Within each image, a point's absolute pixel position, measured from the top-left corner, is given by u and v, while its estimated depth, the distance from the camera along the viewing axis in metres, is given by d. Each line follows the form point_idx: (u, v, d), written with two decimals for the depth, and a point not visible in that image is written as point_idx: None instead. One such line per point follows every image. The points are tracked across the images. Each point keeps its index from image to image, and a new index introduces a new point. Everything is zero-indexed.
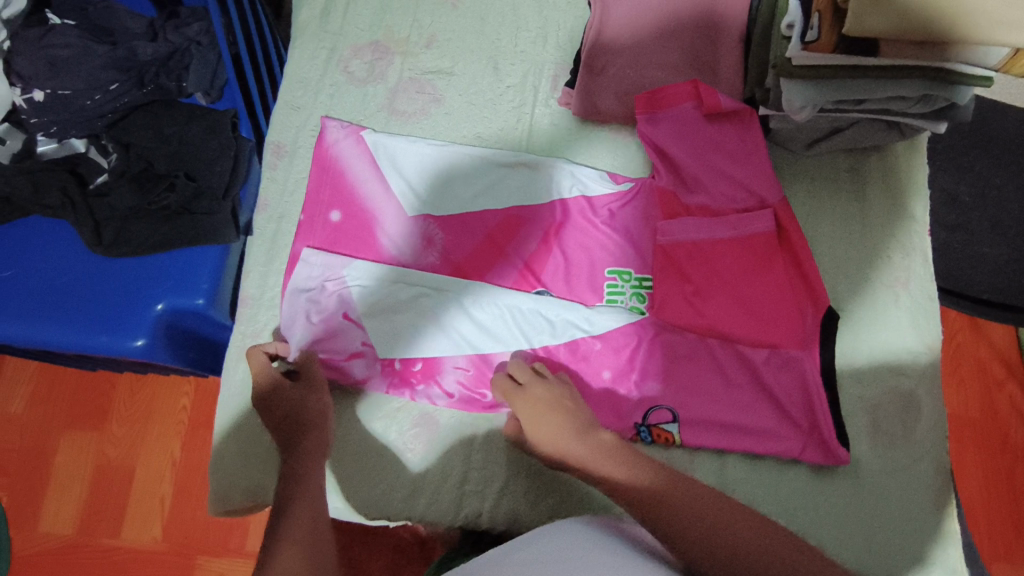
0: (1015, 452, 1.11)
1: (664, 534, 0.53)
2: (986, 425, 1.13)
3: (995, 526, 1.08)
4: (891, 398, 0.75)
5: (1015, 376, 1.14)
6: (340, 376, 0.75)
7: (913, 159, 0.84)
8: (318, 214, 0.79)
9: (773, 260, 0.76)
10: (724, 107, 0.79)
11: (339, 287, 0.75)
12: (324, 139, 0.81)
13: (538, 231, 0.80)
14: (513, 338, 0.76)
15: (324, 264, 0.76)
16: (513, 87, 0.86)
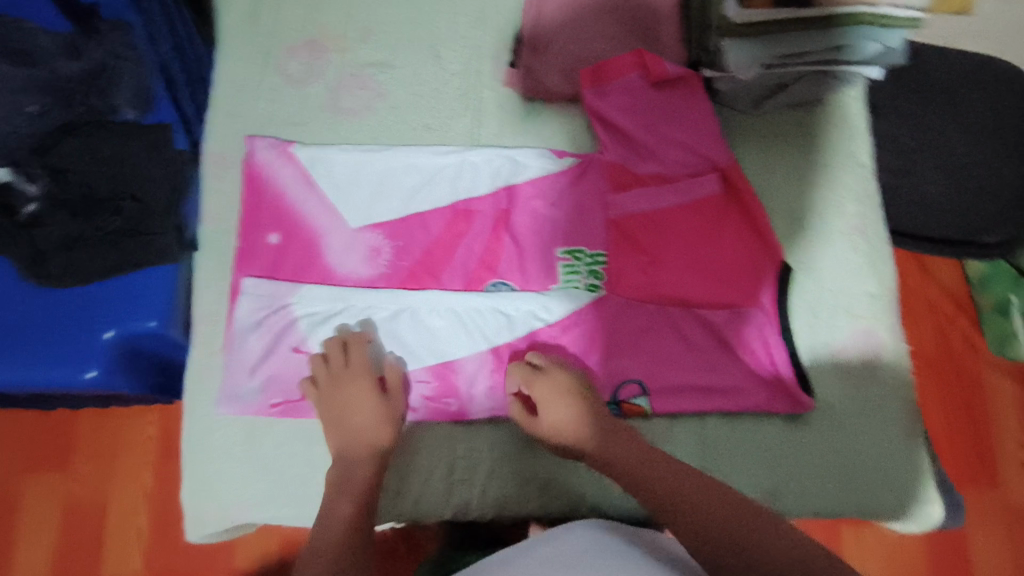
0: (972, 381, 1.19)
1: (678, 531, 0.55)
2: (942, 361, 1.19)
3: (963, 454, 1.16)
4: (858, 342, 0.78)
5: (964, 310, 1.21)
6: (301, 413, 0.74)
7: (853, 107, 0.86)
8: (258, 238, 0.78)
9: (724, 227, 0.79)
10: (669, 73, 0.80)
11: (286, 314, 0.76)
12: (252, 160, 0.79)
13: (488, 221, 0.80)
14: (471, 342, 0.76)
15: (268, 293, 0.76)
16: (457, 74, 0.84)
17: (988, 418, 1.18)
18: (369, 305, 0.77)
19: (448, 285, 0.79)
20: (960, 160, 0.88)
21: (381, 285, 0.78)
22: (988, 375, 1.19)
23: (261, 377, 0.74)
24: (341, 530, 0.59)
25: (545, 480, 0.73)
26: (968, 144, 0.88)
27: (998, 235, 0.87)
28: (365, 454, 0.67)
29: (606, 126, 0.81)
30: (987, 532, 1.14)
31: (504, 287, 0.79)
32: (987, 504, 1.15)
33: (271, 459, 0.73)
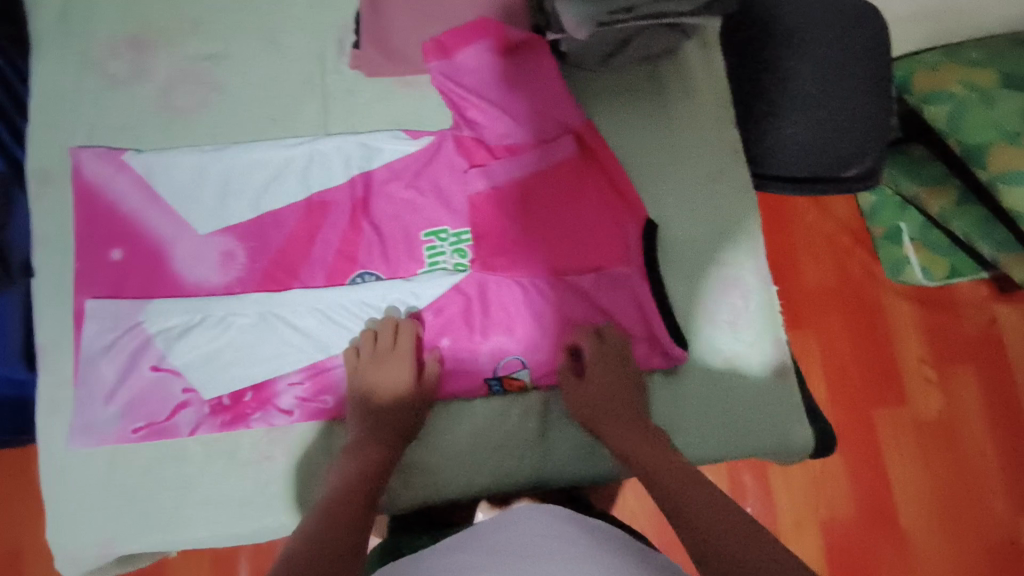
0: (874, 307, 1.26)
1: (666, 504, 0.59)
2: (847, 291, 1.26)
3: (869, 375, 1.23)
4: (723, 285, 0.80)
5: (860, 240, 1.28)
6: (168, 432, 0.71)
7: (696, 58, 0.86)
8: (98, 257, 0.73)
9: (589, 189, 0.78)
10: (511, 43, 0.78)
11: (138, 333, 0.72)
12: (80, 174, 0.74)
13: (345, 211, 0.77)
14: (342, 335, 0.76)
15: (115, 314, 0.72)
16: (298, 60, 0.79)
17: (891, 339, 1.25)
18: (229, 312, 0.73)
19: (311, 283, 0.76)
20: (812, 96, 0.84)
21: (239, 290, 0.75)
22: (888, 299, 1.26)
23: (120, 402, 0.71)
24: (355, 500, 0.60)
25: (503, 457, 0.75)
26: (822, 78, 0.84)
27: (858, 170, 0.85)
28: (375, 444, 0.67)
29: (455, 102, 0.78)
30: (898, 447, 1.21)
31: (370, 277, 0.77)
32: (896, 419, 1.22)
33: (141, 483, 0.70)
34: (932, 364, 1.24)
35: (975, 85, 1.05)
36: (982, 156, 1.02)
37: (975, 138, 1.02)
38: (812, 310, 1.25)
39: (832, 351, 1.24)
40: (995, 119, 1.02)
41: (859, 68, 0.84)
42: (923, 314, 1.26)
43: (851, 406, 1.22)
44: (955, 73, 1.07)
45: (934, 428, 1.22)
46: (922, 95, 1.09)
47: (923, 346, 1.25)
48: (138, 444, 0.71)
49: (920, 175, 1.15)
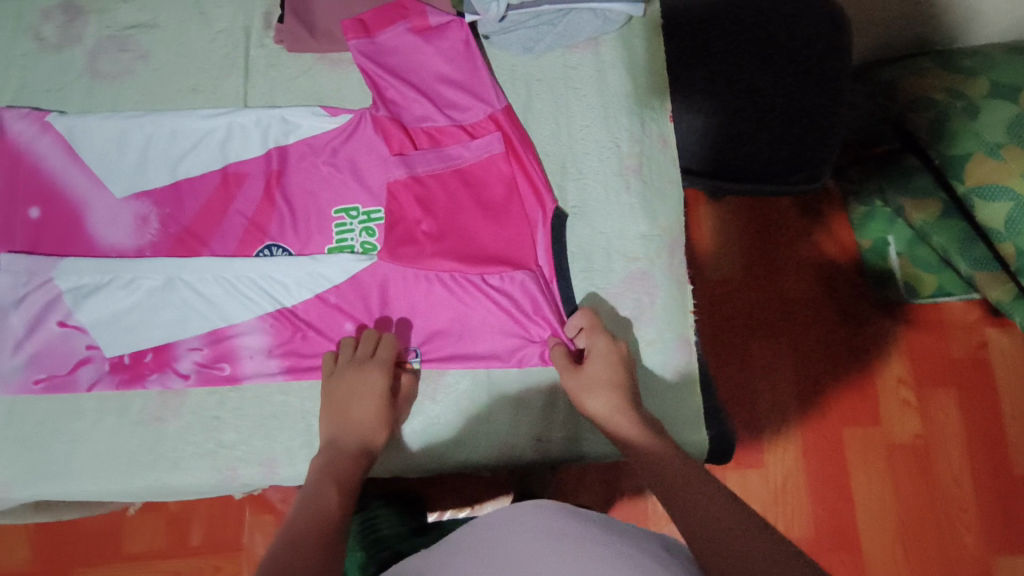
0: (857, 321, 1.21)
1: (680, 523, 0.52)
2: (831, 307, 1.22)
3: (844, 392, 1.19)
4: (632, 285, 0.76)
5: (845, 253, 1.24)
6: (68, 388, 0.71)
7: (637, 47, 0.81)
8: (15, 213, 0.74)
9: (503, 181, 0.76)
10: (433, 26, 0.78)
11: (48, 289, 0.71)
12: (7, 133, 0.75)
13: (259, 183, 0.76)
14: (246, 308, 0.73)
15: (29, 270, 0.71)
16: (224, 32, 0.80)
17: (874, 358, 1.20)
18: (137, 277, 0.72)
19: (219, 253, 0.74)
20: (756, 84, 0.74)
21: (149, 254, 0.74)
22: (873, 315, 1.21)
23: (26, 354, 0.71)
24: (332, 515, 0.55)
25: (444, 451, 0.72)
26: (767, 68, 0.74)
27: (798, 176, 0.75)
28: (348, 459, 0.62)
29: (375, 83, 0.76)
30: (865, 468, 1.16)
31: (280, 251, 0.75)
32: (867, 440, 1.17)
33: (32, 437, 0.70)
34: (912, 385, 1.19)
35: (957, 92, 0.97)
36: (958, 169, 0.94)
37: (954, 149, 0.94)
38: (787, 322, 1.21)
39: (806, 365, 1.20)
40: (977, 129, 0.93)
41: (814, 65, 0.74)
42: (908, 333, 1.21)
43: (822, 423, 1.18)
44: (942, 80, 0.99)
45: (907, 452, 1.17)
46: (908, 100, 1.00)
47: (902, 365, 1.19)
48: (31, 398, 0.71)
49: (909, 186, 1.07)
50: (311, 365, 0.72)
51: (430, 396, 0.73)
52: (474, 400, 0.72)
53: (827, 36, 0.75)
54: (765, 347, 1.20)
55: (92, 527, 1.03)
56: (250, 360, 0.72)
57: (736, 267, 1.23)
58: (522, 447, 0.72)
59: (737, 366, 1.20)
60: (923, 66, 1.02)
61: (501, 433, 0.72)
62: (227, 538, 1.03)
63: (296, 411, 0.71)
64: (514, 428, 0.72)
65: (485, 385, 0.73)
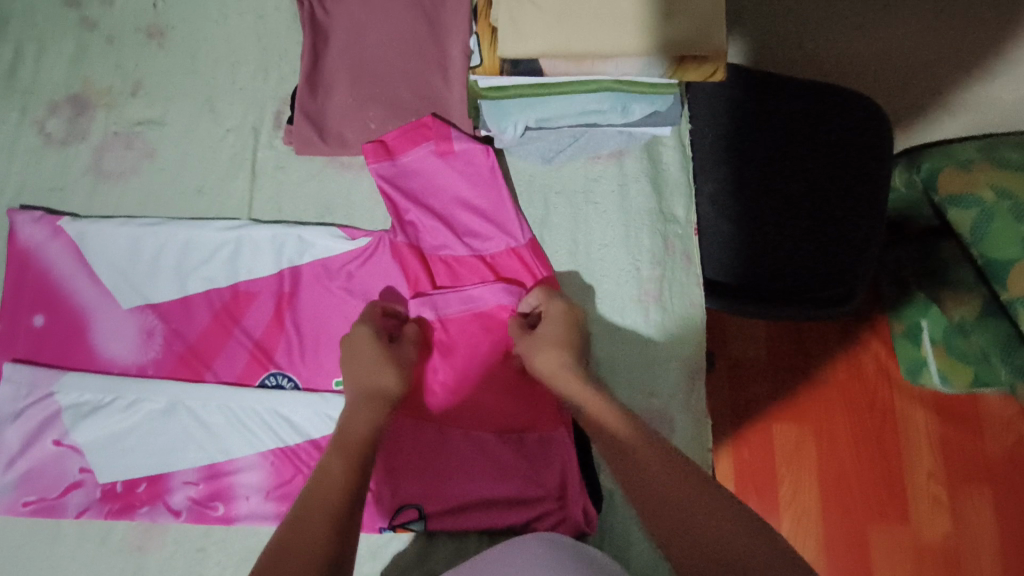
0: (884, 408, 1.14)
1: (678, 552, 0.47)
2: (858, 393, 1.15)
3: (868, 486, 1.12)
4: (647, 419, 0.70)
5: (877, 337, 1.17)
6: (55, 512, 0.67)
7: (668, 157, 0.77)
8: (20, 320, 0.71)
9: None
10: (458, 150, 0.74)
11: (47, 404, 0.68)
12: (15, 234, 0.72)
13: (269, 303, 0.72)
14: (246, 442, 0.69)
15: (31, 381, 0.69)
16: (233, 131, 0.77)
17: (902, 449, 1.13)
18: (138, 397, 0.69)
19: (222, 377, 0.71)
20: (803, 203, 0.73)
21: (151, 371, 0.71)
22: (902, 402, 1.14)
23: (16, 473, 0.67)
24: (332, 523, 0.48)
25: None
26: (819, 187, 0.74)
27: (837, 287, 0.70)
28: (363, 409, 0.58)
29: (396, 208, 0.73)
30: (891, 571, 1.09)
31: (285, 379, 0.71)
32: (893, 539, 1.10)
33: (9, 561, 0.66)
34: (944, 482, 1.11)
35: (1005, 190, 0.88)
36: (1000, 276, 0.87)
37: (994, 253, 0.87)
38: (813, 410, 1.14)
39: (829, 453, 1.13)
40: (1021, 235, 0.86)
41: (864, 187, 0.73)
42: (941, 428, 1.13)
43: (844, 517, 1.10)
44: (988, 174, 0.90)
45: (938, 556, 1.09)
46: (946, 194, 0.91)
47: (932, 459, 1.12)
48: (14, 519, 0.67)
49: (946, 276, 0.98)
50: None
51: (431, 544, 0.68)
52: (474, 548, 0.68)
53: (885, 161, 0.74)
54: (788, 433, 1.14)
55: None
56: (244, 502, 0.68)
57: (762, 350, 1.16)
58: None
59: (756, 452, 1.13)
60: (968, 158, 0.92)
61: None
62: None
63: None
64: None
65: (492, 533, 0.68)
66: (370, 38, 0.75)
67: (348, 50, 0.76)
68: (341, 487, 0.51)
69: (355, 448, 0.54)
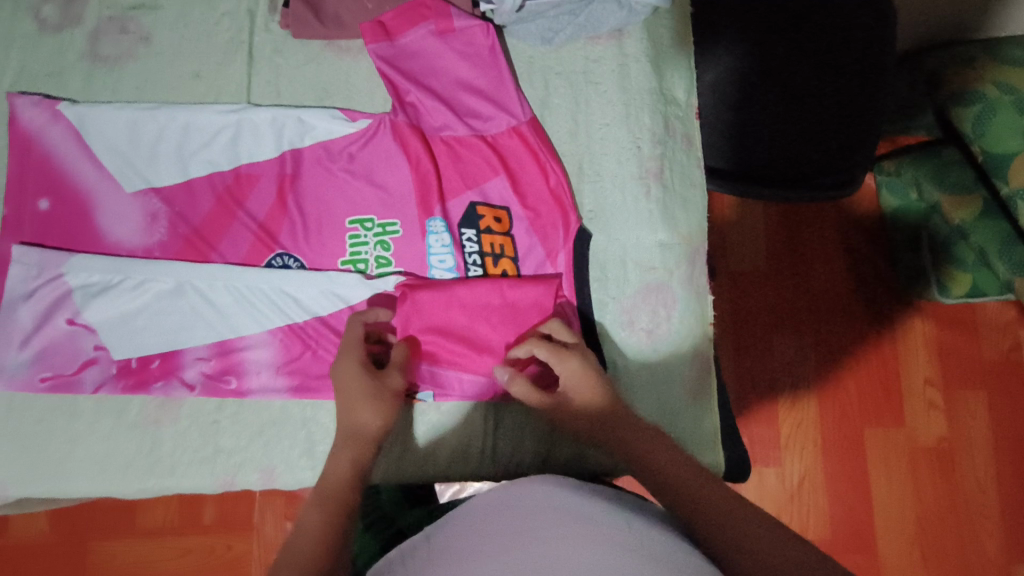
0: (882, 316, 1.15)
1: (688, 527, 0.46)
2: (856, 303, 1.15)
3: (865, 392, 1.13)
4: (648, 298, 0.72)
5: (876, 247, 1.17)
6: (73, 388, 0.69)
7: (669, 37, 0.77)
8: (24, 204, 0.71)
9: (536, 305, 0.68)
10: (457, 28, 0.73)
11: (58, 285, 0.70)
12: (15, 118, 0.72)
13: (272, 186, 0.73)
14: (255, 319, 0.71)
15: (40, 262, 0.69)
16: (228, 15, 0.76)
17: (898, 355, 1.14)
18: (147, 278, 0.70)
19: (228, 259, 0.72)
20: (805, 91, 0.73)
21: (158, 254, 0.72)
22: (900, 311, 1.15)
23: (32, 350, 0.69)
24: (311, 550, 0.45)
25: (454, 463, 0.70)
26: (822, 75, 0.73)
27: (826, 178, 0.72)
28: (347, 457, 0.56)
29: (395, 88, 0.72)
30: (885, 470, 1.11)
31: (291, 260, 0.72)
32: (888, 442, 1.12)
33: (28, 436, 0.68)
34: (939, 385, 1.13)
35: (1007, 85, 0.90)
36: (1003, 169, 0.88)
37: (997, 147, 0.88)
38: (811, 318, 1.15)
39: (828, 361, 1.14)
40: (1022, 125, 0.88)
41: (866, 71, 0.72)
42: (937, 332, 1.15)
43: (841, 421, 1.13)
44: (993, 72, 0.92)
45: (930, 456, 1.12)
46: (951, 92, 0.93)
47: (928, 363, 1.14)
48: (31, 397, 0.69)
49: (946, 181, 0.99)
50: (314, 384, 0.69)
51: (443, 417, 0.70)
52: (482, 419, 0.70)
53: (887, 43, 0.72)
54: (788, 342, 1.14)
55: (106, 502, 1.01)
56: (256, 376, 0.70)
57: (761, 257, 1.17)
58: (527, 463, 0.69)
59: (758, 356, 1.14)
60: (972, 56, 0.95)
61: (507, 449, 0.69)
62: (239, 519, 1.02)
63: (294, 418, 0.70)
64: (525, 437, 0.70)
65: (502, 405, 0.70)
66: None
67: None
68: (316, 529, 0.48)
69: (334, 498, 0.51)
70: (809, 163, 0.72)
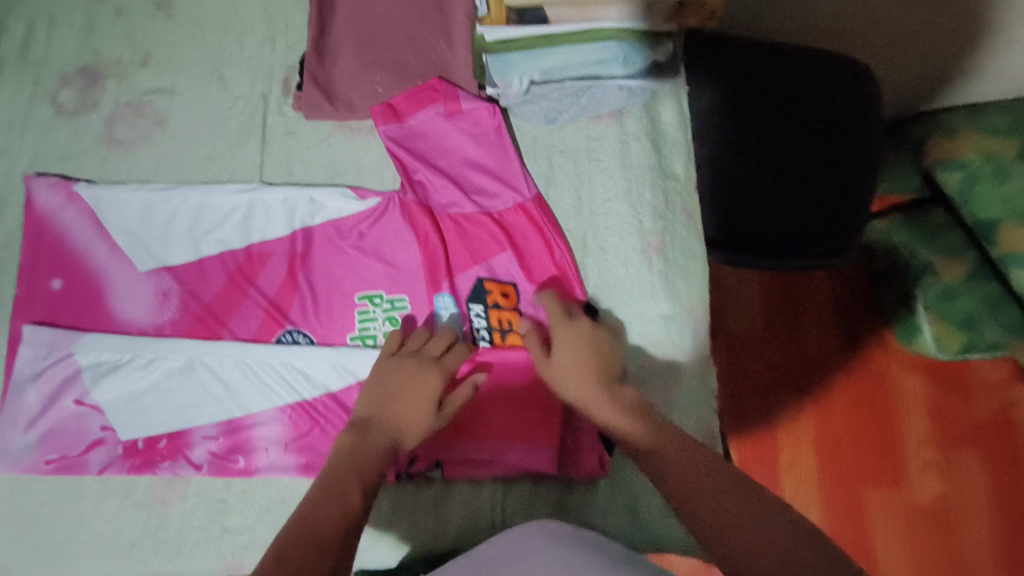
0: (878, 375, 1.15)
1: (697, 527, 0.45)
2: (851, 362, 1.16)
3: (863, 450, 1.12)
4: (654, 367, 0.72)
5: (870, 307, 1.18)
6: (78, 470, 0.68)
7: (667, 116, 0.79)
8: (37, 285, 0.72)
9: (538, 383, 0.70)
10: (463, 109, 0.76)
11: (68, 364, 0.70)
12: (32, 200, 0.74)
13: (282, 264, 0.74)
14: (264, 395, 0.70)
15: (50, 342, 0.70)
16: (242, 98, 0.79)
17: (895, 414, 1.13)
18: (157, 356, 0.70)
19: (238, 335, 0.72)
20: (800, 155, 0.71)
21: (168, 332, 0.72)
22: (896, 370, 1.15)
23: (38, 432, 0.68)
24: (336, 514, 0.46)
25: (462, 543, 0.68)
26: (814, 139, 0.71)
27: (821, 249, 0.72)
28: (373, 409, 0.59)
29: (405, 168, 0.75)
30: (885, 530, 1.08)
31: (302, 336, 0.73)
32: (889, 503, 1.09)
33: (31, 517, 0.67)
34: (937, 444, 1.12)
35: (989, 153, 0.94)
36: (991, 234, 0.93)
37: (981, 212, 0.93)
38: (807, 376, 1.15)
39: (825, 418, 1.14)
40: (1005, 195, 0.92)
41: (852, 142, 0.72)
42: (932, 390, 1.14)
43: (839, 479, 1.11)
44: (974, 140, 0.95)
45: (932, 518, 1.08)
46: (936, 157, 0.98)
47: (926, 422, 1.13)
48: (37, 478, 0.68)
49: (935, 244, 1.00)
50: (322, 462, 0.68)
51: (451, 494, 0.70)
52: (491, 496, 0.70)
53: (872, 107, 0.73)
54: (785, 399, 1.14)
55: None
56: (263, 454, 0.69)
57: (756, 316, 1.18)
58: None
59: (758, 422, 1.14)
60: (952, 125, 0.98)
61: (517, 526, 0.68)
62: None
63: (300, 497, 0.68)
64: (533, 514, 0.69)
65: (511, 482, 0.70)
66: (375, 8, 0.78)
67: (354, 18, 0.78)
68: (345, 484, 0.50)
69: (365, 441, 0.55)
70: (806, 235, 0.72)
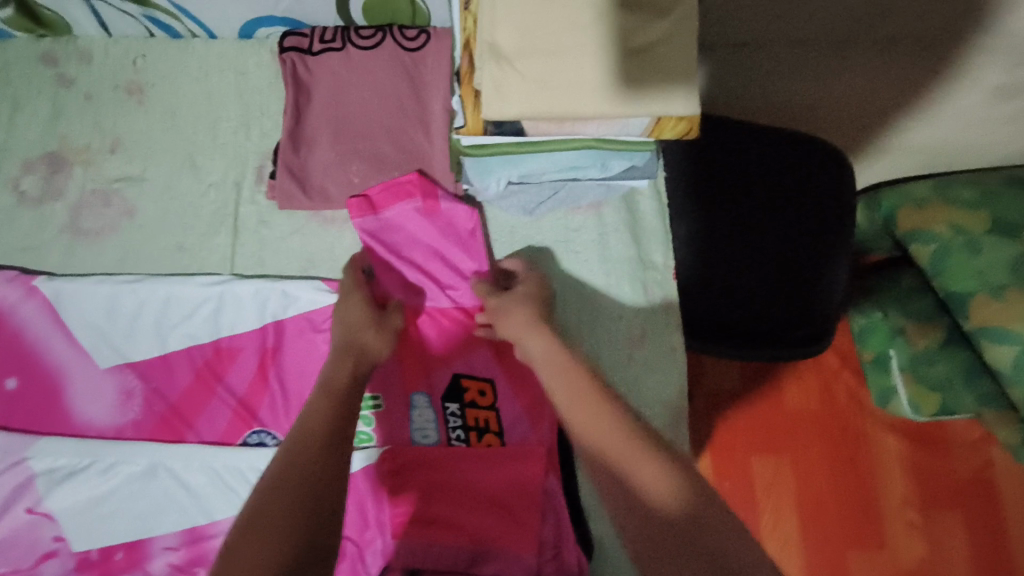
0: (857, 435, 1.09)
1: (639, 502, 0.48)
2: (829, 422, 1.10)
3: (843, 514, 1.06)
4: None
5: (849, 364, 1.11)
6: None
7: (646, 207, 0.79)
8: None
9: (515, 485, 0.68)
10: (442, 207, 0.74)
11: (21, 471, 0.66)
12: None
13: (252, 359, 0.72)
14: (229, 501, 0.67)
15: (2, 448, 0.67)
16: (214, 186, 0.77)
17: (874, 475, 1.07)
18: (117, 460, 0.67)
19: (204, 437, 0.70)
20: (768, 245, 0.76)
21: (130, 433, 0.70)
22: (876, 429, 1.09)
23: None
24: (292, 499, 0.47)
25: None
26: (785, 231, 0.76)
27: (799, 332, 0.74)
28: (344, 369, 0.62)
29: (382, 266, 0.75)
30: None
31: (272, 437, 0.70)
32: (871, 569, 1.04)
33: None
34: (917, 506, 1.05)
35: (960, 227, 0.85)
36: (962, 307, 0.83)
37: (954, 286, 0.83)
38: (786, 438, 1.09)
39: (802, 482, 1.08)
40: (978, 269, 0.82)
41: (825, 236, 0.76)
42: (911, 450, 1.08)
43: (818, 545, 1.05)
44: (945, 211, 0.86)
45: None
46: (905, 231, 0.89)
47: (905, 482, 1.07)
48: None
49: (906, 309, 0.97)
50: None
51: None
52: None
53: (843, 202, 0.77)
54: (762, 462, 1.09)
55: None
56: None
57: (736, 377, 1.11)
58: None
59: (735, 484, 1.08)
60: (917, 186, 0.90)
61: None
62: None
63: None
64: None
65: None
66: (351, 95, 0.77)
67: (330, 106, 0.77)
68: (303, 464, 0.49)
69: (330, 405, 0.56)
70: (782, 321, 0.74)
